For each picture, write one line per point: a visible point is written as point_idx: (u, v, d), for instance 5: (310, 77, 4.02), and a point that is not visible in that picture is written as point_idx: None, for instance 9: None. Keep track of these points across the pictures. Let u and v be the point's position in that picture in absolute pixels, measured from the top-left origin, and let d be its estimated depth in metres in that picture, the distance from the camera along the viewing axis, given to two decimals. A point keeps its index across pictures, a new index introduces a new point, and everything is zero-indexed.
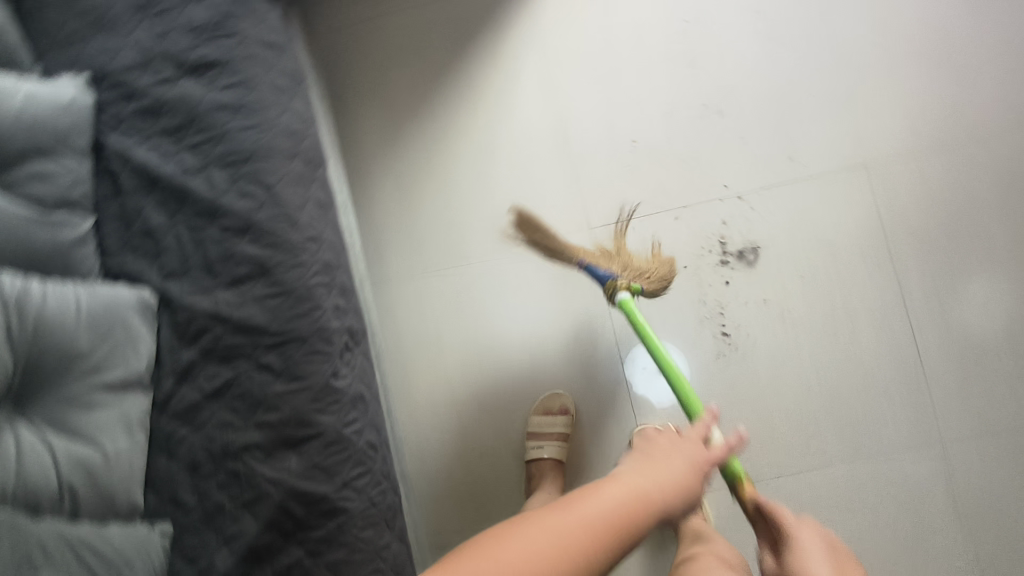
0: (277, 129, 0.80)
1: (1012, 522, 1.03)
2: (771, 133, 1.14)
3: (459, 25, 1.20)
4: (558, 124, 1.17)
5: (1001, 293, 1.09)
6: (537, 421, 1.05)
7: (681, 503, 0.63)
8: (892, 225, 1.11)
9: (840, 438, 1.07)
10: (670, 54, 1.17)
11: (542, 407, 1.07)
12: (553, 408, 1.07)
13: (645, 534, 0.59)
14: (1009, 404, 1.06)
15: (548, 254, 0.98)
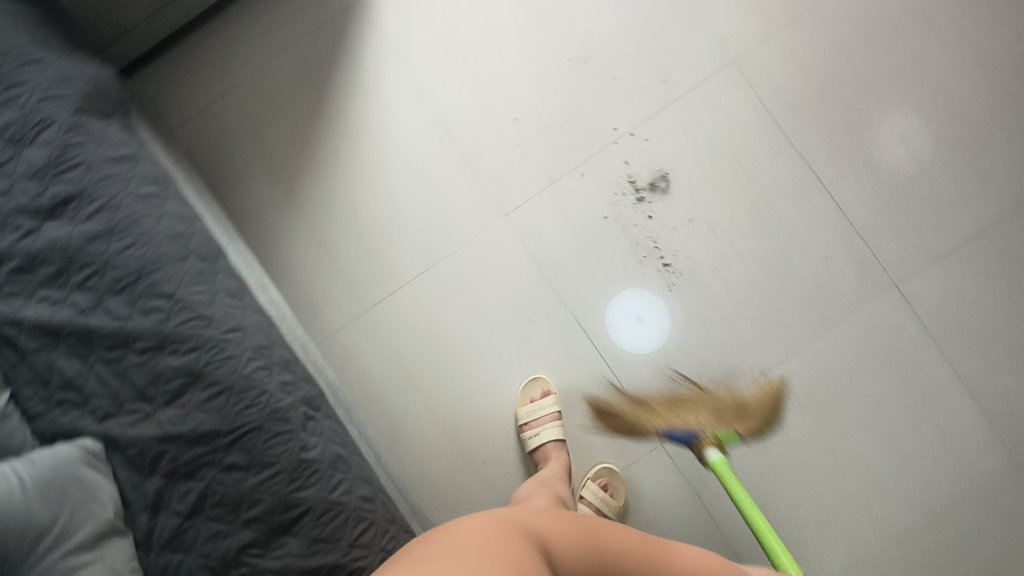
0: (158, 237, 0.79)
1: (978, 328, 1.08)
2: (641, 61, 1.13)
3: (309, 69, 1.19)
4: (440, 128, 1.17)
5: (893, 130, 1.13)
6: (526, 412, 1.07)
7: None
8: (780, 106, 1.13)
9: (803, 317, 1.10)
10: (520, 21, 1.16)
11: (526, 399, 1.09)
12: (535, 395, 1.10)
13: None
14: (939, 226, 1.10)
15: (629, 433, 1.11)
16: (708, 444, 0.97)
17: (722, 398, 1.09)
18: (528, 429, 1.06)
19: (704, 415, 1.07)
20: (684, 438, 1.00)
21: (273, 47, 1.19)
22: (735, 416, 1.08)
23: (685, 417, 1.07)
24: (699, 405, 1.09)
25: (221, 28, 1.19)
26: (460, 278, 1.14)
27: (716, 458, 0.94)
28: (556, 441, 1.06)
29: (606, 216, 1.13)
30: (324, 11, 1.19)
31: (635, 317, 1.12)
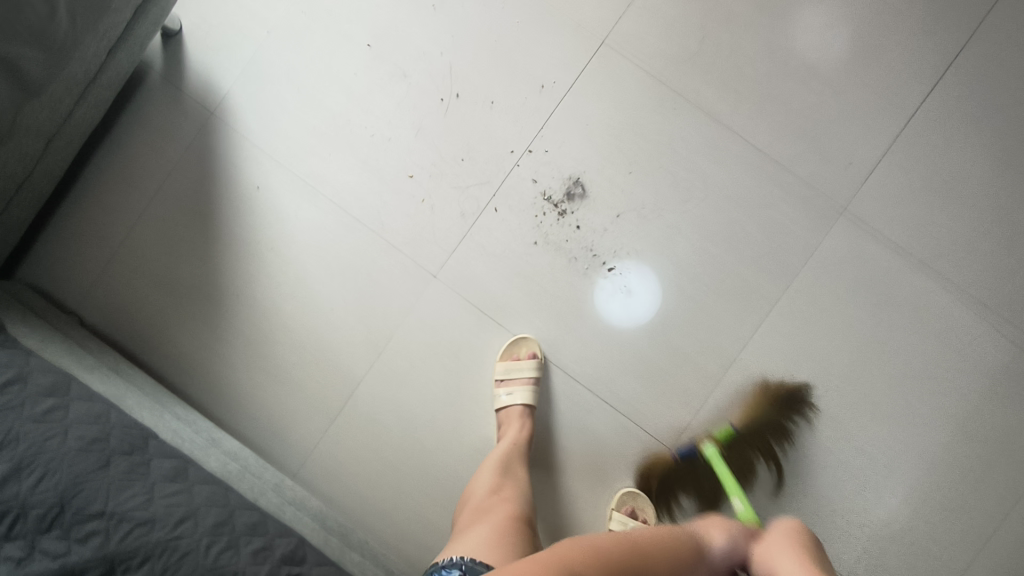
0: (70, 455, 0.74)
1: (935, 225, 1.03)
2: (510, 76, 1.07)
3: (186, 201, 1.11)
4: (338, 213, 1.09)
5: (790, 53, 1.04)
6: (505, 367, 1.02)
7: None
8: (668, 70, 1.05)
9: (763, 273, 1.04)
10: (379, 77, 1.09)
11: (507, 354, 1.04)
12: (519, 354, 1.05)
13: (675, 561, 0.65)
14: (867, 135, 1.04)
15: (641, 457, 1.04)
16: (701, 438, 1.04)
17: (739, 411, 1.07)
18: (501, 387, 1.03)
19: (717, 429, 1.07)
20: (691, 450, 1.03)
21: (142, 190, 1.11)
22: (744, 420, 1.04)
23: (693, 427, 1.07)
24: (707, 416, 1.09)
25: (83, 189, 1.12)
26: (413, 354, 1.07)
27: (709, 449, 1.02)
28: (524, 407, 1.02)
29: (536, 241, 1.06)
30: (178, 134, 1.11)
31: (626, 288, 1.05)
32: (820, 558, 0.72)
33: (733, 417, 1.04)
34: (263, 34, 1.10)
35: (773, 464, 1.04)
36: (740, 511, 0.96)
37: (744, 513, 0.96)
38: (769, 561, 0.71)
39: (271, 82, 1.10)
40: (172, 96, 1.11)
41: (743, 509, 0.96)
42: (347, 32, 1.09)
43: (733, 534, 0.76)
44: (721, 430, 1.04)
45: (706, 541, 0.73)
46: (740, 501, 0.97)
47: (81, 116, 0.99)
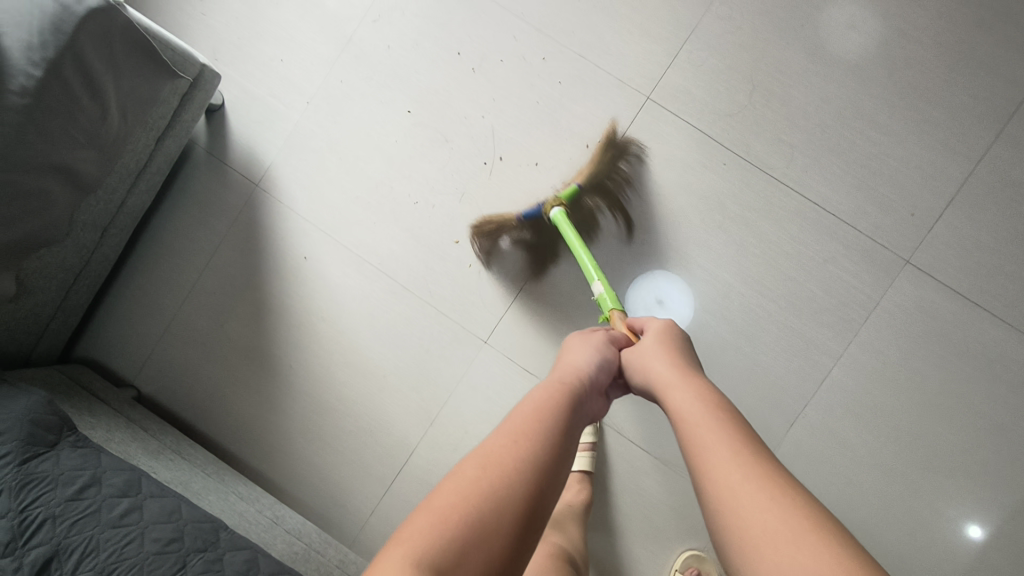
0: (149, 559, 0.76)
1: (1007, 273, 0.99)
2: (553, 137, 1.06)
3: (235, 273, 1.12)
4: (385, 281, 1.09)
5: (843, 104, 1.01)
6: None
7: (688, 391, 0.61)
8: (715, 124, 1.03)
9: (823, 328, 1.01)
10: (420, 143, 1.08)
11: None
12: None
13: (552, 411, 0.58)
14: (929, 183, 1.00)
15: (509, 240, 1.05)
16: (551, 204, 1.01)
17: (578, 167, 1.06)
18: None
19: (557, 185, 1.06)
20: (534, 211, 1.03)
21: (192, 265, 1.12)
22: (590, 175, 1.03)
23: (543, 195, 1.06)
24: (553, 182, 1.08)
25: (135, 266, 1.13)
26: (467, 419, 1.07)
27: (555, 211, 1.00)
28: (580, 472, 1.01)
29: (585, 301, 1.05)
30: (224, 208, 1.12)
31: (654, 301, 1.04)
32: (682, 345, 0.72)
33: (579, 180, 1.03)
34: (303, 104, 1.10)
35: (654, 277, 1.04)
36: (601, 292, 0.90)
37: (606, 296, 0.89)
38: (641, 365, 0.69)
39: (314, 152, 1.10)
40: (217, 171, 1.12)
41: (603, 292, 0.90)
42: (388, 99, 1.09)
43: (600, 352, 0.73)
44: (566, 191, 1.02)
45: (578, 364, 0.69)
46: (603, 285, 0.91)
47: (134, 204, 0.99)
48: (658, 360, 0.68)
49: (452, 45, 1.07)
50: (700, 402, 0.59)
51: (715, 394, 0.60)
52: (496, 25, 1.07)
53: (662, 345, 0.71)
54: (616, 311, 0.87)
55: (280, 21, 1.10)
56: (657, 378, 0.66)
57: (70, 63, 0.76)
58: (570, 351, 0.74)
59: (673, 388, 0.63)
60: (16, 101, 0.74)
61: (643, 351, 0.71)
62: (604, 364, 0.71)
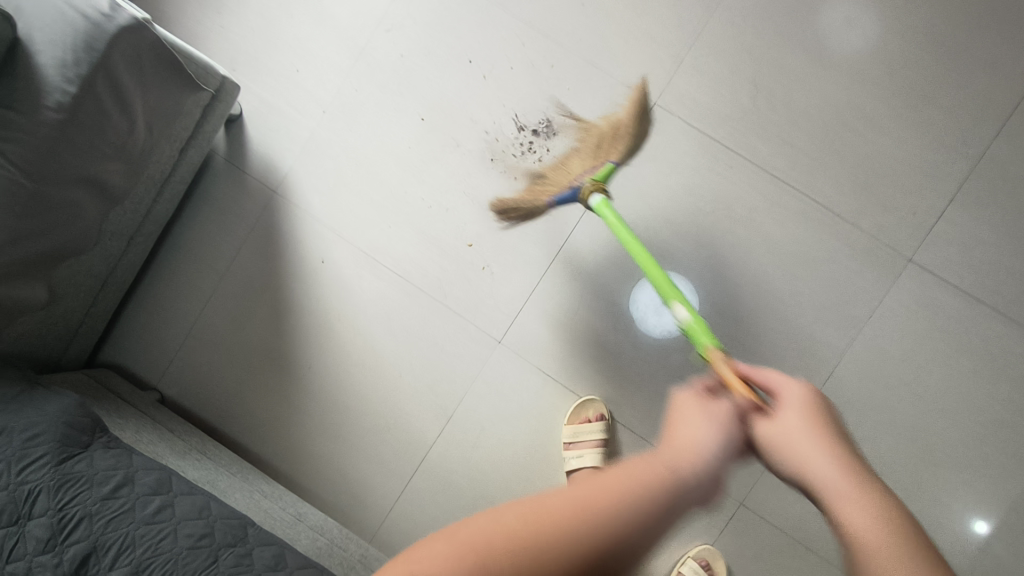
0: (183, 554, 0.79)
1: (1007, 270, 1.01)
2: (562, 141, 1.08)
3: (254, 278, 1.15)
4: (400, 283, 1.12)
5: (845, 107, 1.04)
6: (575, 429, 1.03)
7: (871, 517, 0.49)
8: (720, 127, 1.06)
9: (827, 324, 1.04)
10: (433, 148, 1.11)
11: (577, 417, 1.06)
12: (589, 416, 1.06)
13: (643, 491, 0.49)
14: (930, 182, 1.02)
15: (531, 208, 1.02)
16: (590, 191, 0.91)
17: (603, 133, 1.01)
18: (570, 450, 1.04)
19: (584, 156, 1.00)
20: (568, 196, 0.95)
21: (213, 270, 1.15)
22: (612, 143, 0.99)
23: (570, 171, 0.99)
24: (576, 154, 1.02)
25: (156, 272, 1.17)
26: (481, 417, 1.10)
27: (597, 200, 0.90)
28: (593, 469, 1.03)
29: (595, 300, 1.08)
30: (242, 214, 1.15)
31: (661, 301, 1.07)
32: (833, 422, 0.59)
33: (617, 158, 0.98)
34: (318, 112, 1.13)
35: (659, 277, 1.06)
36: (688, 319, 0.76)
37: (695, 324, 0.75)
38: (786, 458, 0.56)
39: (330, 159, 1.13)
40: (235, 178, 1.15)
41: (690, 318, 0.76)
42: (401, 106, 1.12)
43: (726, 428, 0.57)
44: (601, 172, 0.94)
45: (704, 439, 0.55)
46: (688, 310, 0.77)
47: (158, 212, 1.03)
48: (814, 452, 0.55)
49: (463, 53, 1.10)
50: (883, 535, 0.48)
51: (899, 516, 0.50)
52: (505, 33, 1.10)
53: (813, 427, 0.57)
54: (716, 350, 0.71)
55: (295, 32, 1.13)
56: (826, 486, 0.53)
57: (102, 79, 0.79)
58: (681, 414, 0.58)
59: (853, 510, 0.50)
60: (52, 116, 0.77)
61: (788, 427, 0.58)
62: (727, 445, 0.56)
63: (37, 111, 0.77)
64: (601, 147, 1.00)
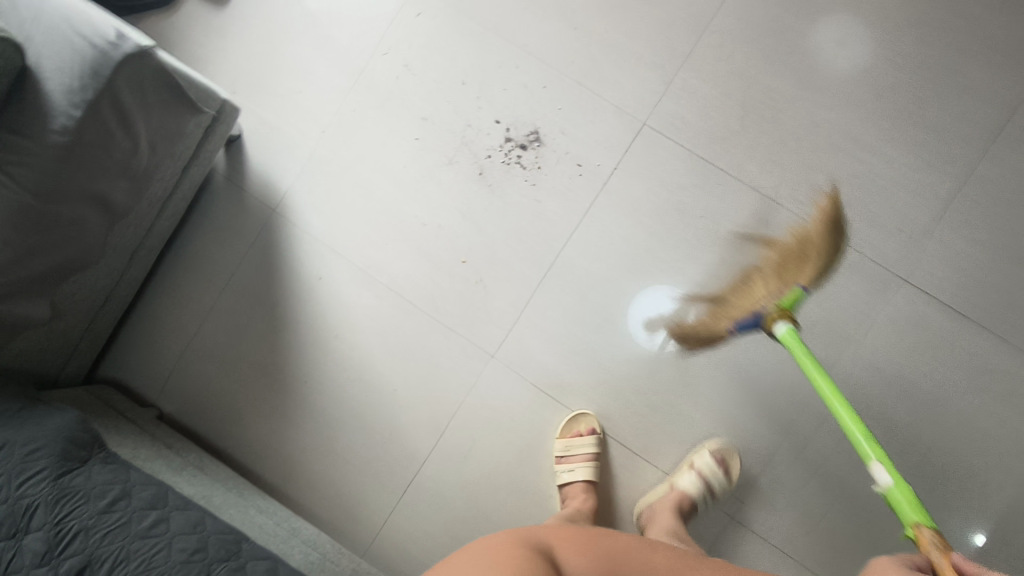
0: (177, 567, 0.80)
1: (992, 285, 1.03)
2: (555, 160, 1.11)
3: (252, 294, 1.17)
4: (395, 299, 1.14)
5: (831, 127, 1.06)
6: (567, 443, 1.04)
7: None
8: (709, 147, 1.08)
9: (817, 340, 1.06)
10: (428, 167, 1.14)
11: (569, 431, 1.07)
12: (581, 430, 1.07)
13: None
14: (914, 200, 1.05)
15: (709, 332, 0.97)
16: (774, 318, 0.88)
17: (790, 253, 0.94)
18: (562, 464, 1.05)
19: (770, 279, 0.93)
20: (752, 323, 0.90)
21: (211, 286, 1.18)
22: (801, 262, 0.92)
23: (754, 295, 0.93)
24: (760, 274, 0.95)
25: (157, 289, 1.19)
26: (476, 433, 1.11)
27: (784, 332, 0.86)
28: (585, 481, 1.04)
29: (588, 316, 1.10)
30: (242, 231, 1.17)
31: (661, 315, 1.08)
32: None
33: (805, 281, 0.90)
34: (317, 133, 1.16)
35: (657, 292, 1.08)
36: (892, 488, 0.74)
37: (899, 493, 0.73)
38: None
39: (327, 178, 1.16)
40: (235, 197, 1.17)
41: (896, 487, 0.74)
42: (397, 126, 1.14)
43: None
44: (789, 299, 0.88)
45: None
46: (891, 474, 0.75)
47: (159, 230, 1.05)
48: None
49: (457, 75, 1.14)
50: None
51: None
52: (499, 57, 1.13)
53: None
54: (928, 533, 0.69)
55: (296, 57, 1.16)
56: None
57: (106, 102, 0.81)
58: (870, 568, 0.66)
59: None
60: (57, 139, 0.79)
61: None
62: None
63: (44, 134, 0.78)
64: (796, 267, 0.92)
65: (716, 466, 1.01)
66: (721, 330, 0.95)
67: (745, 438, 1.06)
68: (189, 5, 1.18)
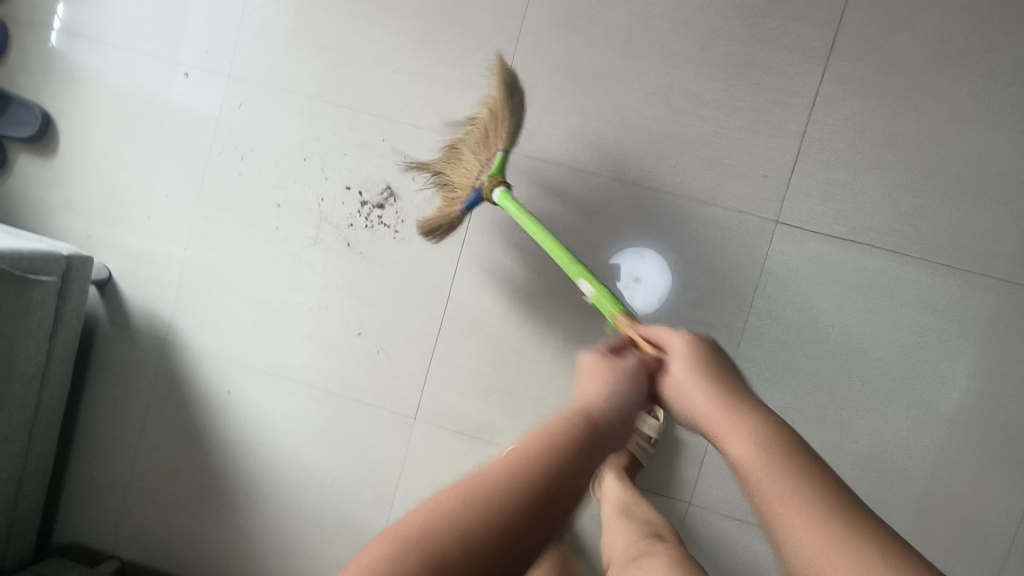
0: None
1: (874, 204, 1.00)
2: (414, 209, 1.08)
3: (170, 425, 1.16)
4: (306, 390, 1.13)
5: (671, 95, 1.02)
6: None
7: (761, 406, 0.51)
8: (557, 151, 1.05)
9: (717, 309, 1.03)
10: (295, 252, 1.12)
11: None
12: None
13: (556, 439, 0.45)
14: (774, 143, 1.01)
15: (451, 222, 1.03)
16: (491, 187, 0.94)
17: (486, 118, 0.99)
18: None
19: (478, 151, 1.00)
20: (476, 200, 0.97)
21: (130, 429, 1.17)
22: (495, 126, 0.97)
23: (470, 172, 1.00)
24: (468, 147, 1.01)
25: (80, 447, 1.19)
26: (420, 494, 1.10)
27: (498, 192, 0.93)
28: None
29: (492, 350, 1.08)
30: (141, 368, 1.16)
31: (630, 279, 1.04)
32: (728, 365, 0.56)
33: (505, 143, 0.96)
34: (181, 251, 1.14)
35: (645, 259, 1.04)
36: (594, 294, 0.78)
37: (599, 296, 0.77)
38: (688, 409, 0.53)
39: (205, 292, 1.14)
40: (124, 338, 1.16)
41: (595, 291, 0.78)
42: (255, 220, 1.12)
43: (626, 370, 0.55)
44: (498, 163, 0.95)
45: (600, 393, 0.51)
46: (592, 282, 0.79)
47: (50, 400, 1.05)
48: (683, 370, 0.56)
49: (295, 153, 1.11)
50: (786, 469, 0.45)
51: (800, 450, 0.47)
52: (330, 123, 1.10)
53: (692, 360, 0.56)
54: (622, 318, 0.71)
55: (137, 183, 1.15)
56: (716, 427, 0.51)
57: None
58: (592, 367, 0.55)
59: (742, 446, 0.47)
60: None
61: (675, 363, 0.57)
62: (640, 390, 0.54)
63: None
64: (492, 131, 0.97)
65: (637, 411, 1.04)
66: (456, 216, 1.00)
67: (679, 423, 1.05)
68: (20, 165, 1.17)
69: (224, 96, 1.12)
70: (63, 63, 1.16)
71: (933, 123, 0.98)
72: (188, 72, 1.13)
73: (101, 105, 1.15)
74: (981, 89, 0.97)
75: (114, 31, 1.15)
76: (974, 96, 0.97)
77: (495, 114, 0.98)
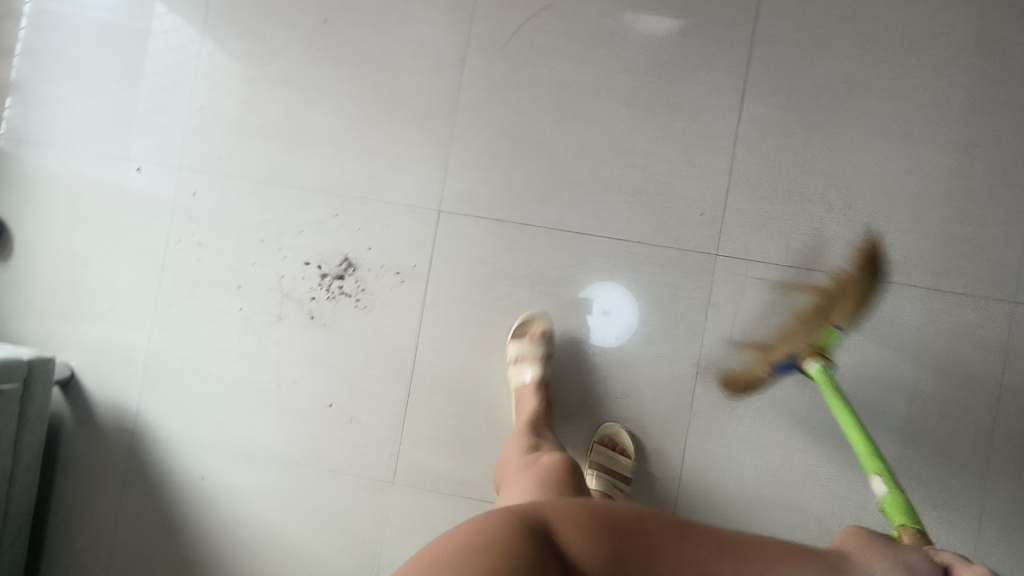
0: None
1: (803, 231, 1.07)
2: (374, 277, 1.12)
3: (143, 517, 1.14)
4: (281, 467, 1.13)
5: (605, 148, 1.10)
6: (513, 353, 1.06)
7: None
8: (505, 210, 1.11)
9: (671, 343, 1.08)
10: (260, 330, 1.13)
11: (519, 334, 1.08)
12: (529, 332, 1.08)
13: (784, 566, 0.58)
14: (704, 183, 1.08)
15: (751, 383, 1.03)
16: (807, 357, 0.94)
17: (830, 292, 0.99)
18: (512, 368, 1.07)
19: (811, 323, 0.98)
20: (788, 366, 0.97)
21: (102, 526, 1.15)
22: (835, 302, 0.97)
23: (795, 339, 0.98)
24: (803, 320, 1.00)
25: (51, 551, 1.16)
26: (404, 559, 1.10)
27: (814, 367, 0.93)
28: (537, 382, 1.06)
29: (463, 406, 1.11)
30: (111, 462, 1.15)
31: (600, 311, 1.10)
32: None
33: (842, 321, 0.95)
34: (145, 340, 1.15)
35: (614, 293, 1.09)
36: (885, 495, 0.82)
37: (890, 498, 0.81)
38: None
39: (172, 378, 1.15)
40: (91, 435, 1.15)
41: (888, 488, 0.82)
42: (218, 303, 1.14)
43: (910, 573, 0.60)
44: (823, 338, 0.94)
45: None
46: (885, 482, 0.83)
47: (17, 506, 1.03)
48: None
49: (253, 234, 1.14)
50: None
51: None
52: (285, 204, 1.14)
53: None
54: (909, 530, 0.76)
55: (97, 278, 1.16)
56: None
57: None
58: (877, 554, 0.62)
59: None
60: None
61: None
62: None
63: None
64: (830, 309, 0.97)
65: (608, 453, 1.06)
66: (760, 377, 1.01)
67: (650, 457, 1.08)
68: None
69: (178, 186, 1.16)
70: (14, 168, 1.18)
71: (846, 152, 1.06)
72: (141, 167, 1.17)
73: (56, 205, 1.17)
74: (882, 117, 1.06)
75: (65, 133, 1.18)
76: (879, 123, 1.06)
77: (848, 296, 0.96)
